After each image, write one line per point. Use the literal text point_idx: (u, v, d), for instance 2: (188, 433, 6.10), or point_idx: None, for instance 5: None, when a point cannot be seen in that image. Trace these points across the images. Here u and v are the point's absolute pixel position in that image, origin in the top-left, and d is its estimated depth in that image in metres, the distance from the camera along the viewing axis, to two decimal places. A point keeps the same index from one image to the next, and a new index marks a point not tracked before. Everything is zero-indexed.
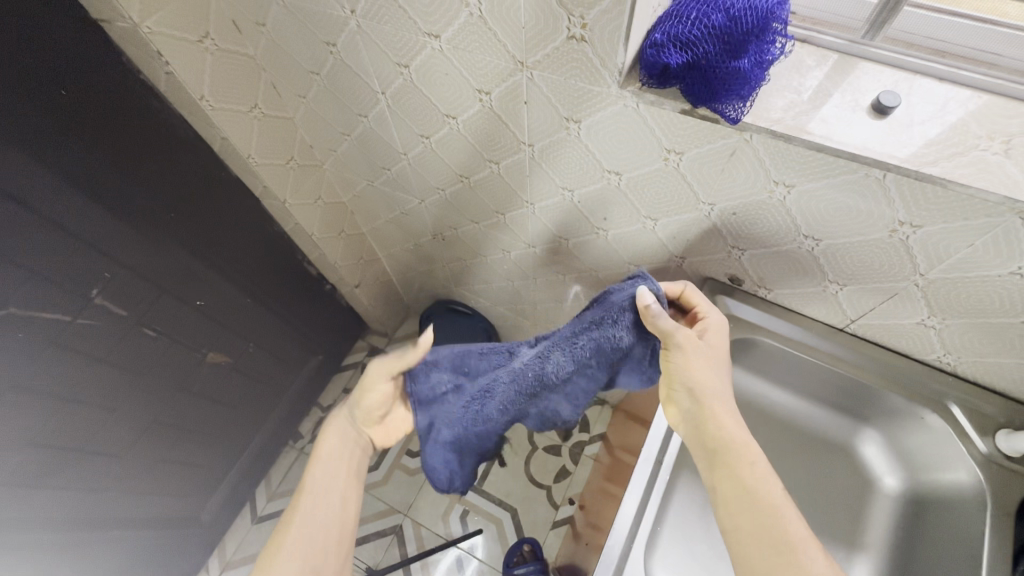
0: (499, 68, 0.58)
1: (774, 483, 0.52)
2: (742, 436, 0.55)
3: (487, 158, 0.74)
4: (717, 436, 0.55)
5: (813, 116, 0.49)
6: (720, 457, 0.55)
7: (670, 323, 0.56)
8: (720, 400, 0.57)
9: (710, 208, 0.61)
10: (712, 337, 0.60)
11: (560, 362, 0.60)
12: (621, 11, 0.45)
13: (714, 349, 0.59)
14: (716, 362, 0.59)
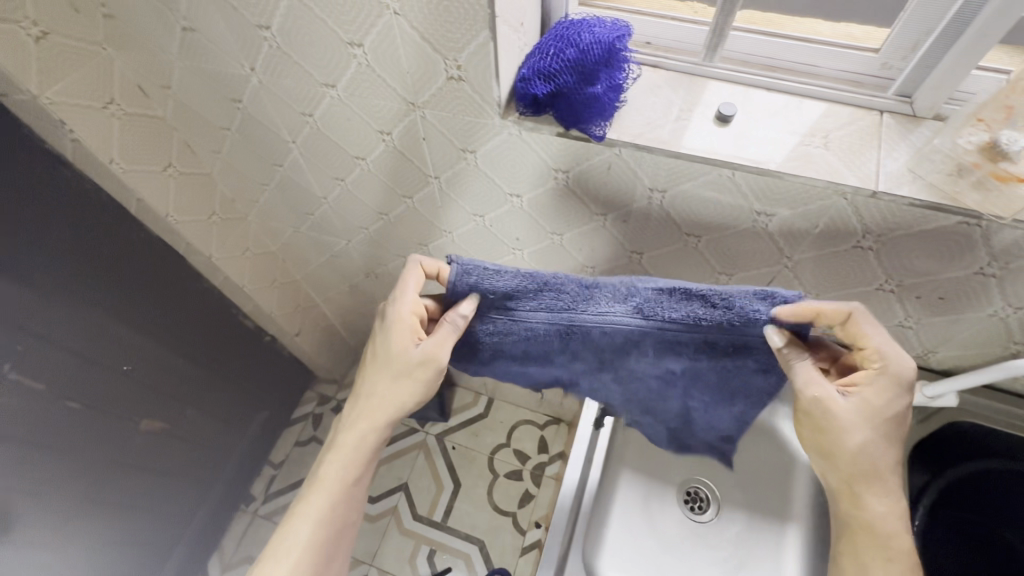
0: (395, 109, 0.62)
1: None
2: (894, 522, 0.58)
3: (400, 194, 0.79)
4: (862, 519, 0.58)
5: (668, 129, 0.56)
6: (859, 534, 0.59)
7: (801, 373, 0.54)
8: (880, 491, 0.57)
9: (604, 218, 0.67)
10: (863, 400, 0.55)
11: (649, 348, 0.62)
12: (486, 52, 0.51)
13: (866, 411, 0.55)
14: (871, 424, 0.55)
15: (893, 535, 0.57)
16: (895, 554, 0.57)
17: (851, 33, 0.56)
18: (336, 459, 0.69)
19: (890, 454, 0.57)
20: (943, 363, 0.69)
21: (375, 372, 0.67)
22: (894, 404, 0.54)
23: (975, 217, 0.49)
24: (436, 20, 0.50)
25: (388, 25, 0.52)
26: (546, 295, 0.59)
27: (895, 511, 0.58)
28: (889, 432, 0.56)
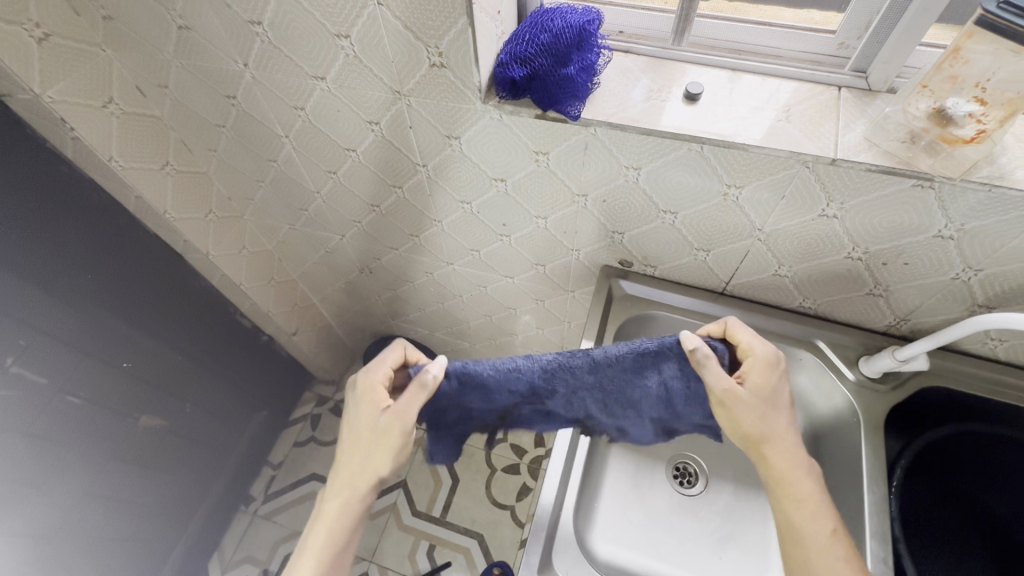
0: (381, 98, 0.66)
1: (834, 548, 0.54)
2: (804, 477, 0.57)
3: (390, 184, 0.82)
4: (774, 473, 0.58)
5: (639, 108, 0.59)
6: (774, 490, 0.58)
7: (716, 375, 0.58)
8: (773, 441, 0.58)
9: (584, 198, 0.70)
10: (754, 386, 0.59)
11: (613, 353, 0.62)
12: (464, 38, 0.54)
13: (759, 397, 0.58)
14: (766, 405, 0.59)
15: (804, 490, 0.57)
16: (807, 504, 0.56)
17: (811, 18, 0.60)
18: (329, 514, 0.64)
19: (784, 428, 0.59)
20: (915, 330, 0.72)
21: (352, 437, 0.65)
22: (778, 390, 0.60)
23: (928, 179, 0.52)
24: (417, 9, 0.53)
25: (372, 15, 0.55)
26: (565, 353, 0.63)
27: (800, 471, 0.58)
28: (781, 407, 0.59)
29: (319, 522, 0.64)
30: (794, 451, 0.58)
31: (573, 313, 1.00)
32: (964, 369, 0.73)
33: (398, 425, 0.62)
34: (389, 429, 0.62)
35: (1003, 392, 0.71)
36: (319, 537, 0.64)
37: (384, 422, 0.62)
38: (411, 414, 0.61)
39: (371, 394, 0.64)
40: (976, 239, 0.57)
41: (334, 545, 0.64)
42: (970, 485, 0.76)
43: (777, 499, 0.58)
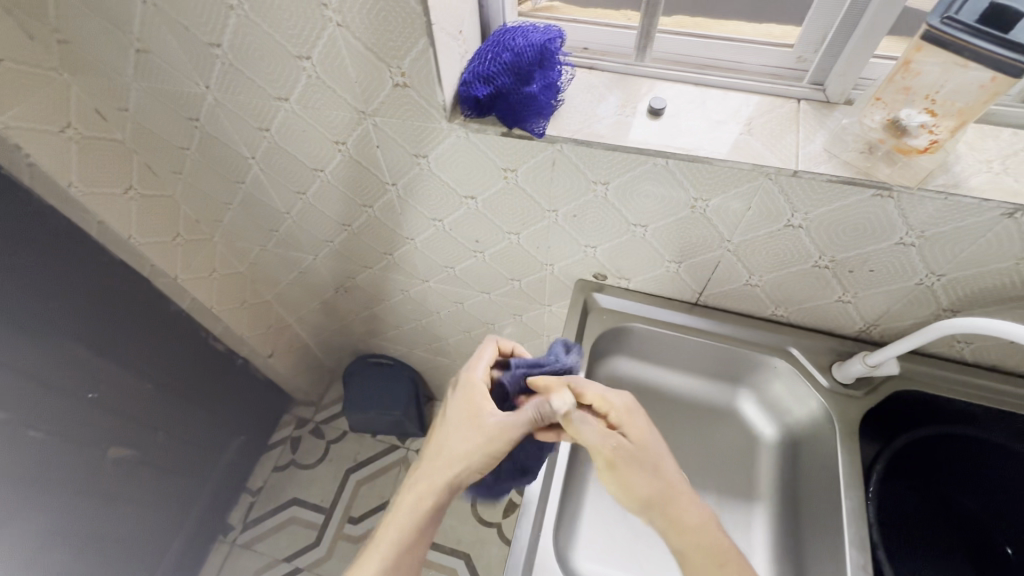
0: (347, 119, 0.65)
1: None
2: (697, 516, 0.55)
3: (361, 204, 0.81)
4: (684, 539, 0.55)
5: (603, 123, 0.59)
6: (694, 563, 0.54)
7: (593, 437, 0.57)
8: (678, 498, 0.55)
9: (555, 214, 0.70)
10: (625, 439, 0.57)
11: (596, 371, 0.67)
12: (426, 59, 0.54)
13: (640, 449, 0.57)
14: (654, 458, 0.57)
15: (725, 548, 0.54)
16: (735, 563, 0.53)
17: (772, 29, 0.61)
18: (410, 507, 0.59)
19: (666, 477, 0.56)
20: (884, 334, 0.73)
21: (449, 434, 0.60)
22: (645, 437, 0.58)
23: (887, 188, 0.53)
24: (378, 31, 0.53)
25: (332, 36, 0.55)
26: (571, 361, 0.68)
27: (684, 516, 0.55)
28: (668, 457, 0.58)
29: (397, 509, 0.60)
30: (693, 503, 0.56)
31: (551, 328, 1.00)
32: (932, 372, 0.74)
33: (501, 432, 0.58)
34: (488, 432, 0.58)
35: (972, 393, 0.73)
36: (396, 527, 0.58)
37: (484, 422, 0.59)
38: (519, 423, 0.58)
39: (472, 388, 0.62)
40: (936, 246, 0.58)
41: (409, 543, 0.58)
42: (945, 485, 0.77)
43: (704, 572, 0.53)
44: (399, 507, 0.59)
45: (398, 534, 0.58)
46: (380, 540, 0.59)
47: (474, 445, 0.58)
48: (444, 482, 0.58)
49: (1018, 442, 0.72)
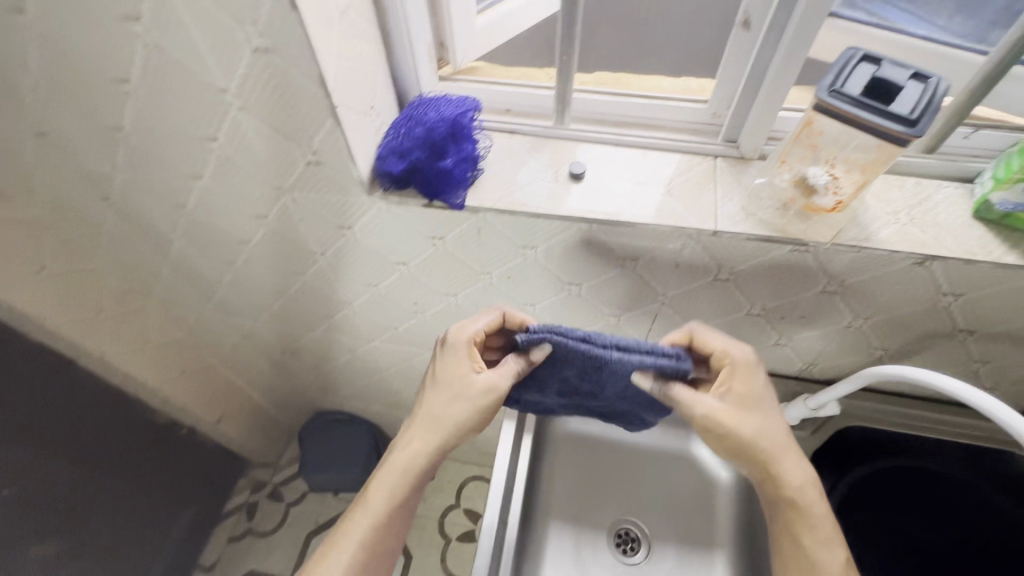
0: (264, 196, 0.63)
1: (829, 552, 0.56)
2: (801, 477, 0.57)
3: (292, 272, 0.78)
4: (788, 496, 0.57)
5: (525, 190, 0.59)
6: (790, 516, 0.57)
7: (690, 402, 0.54)
8: (785, 454, 0.56)
9: (489, 276, 0.69)
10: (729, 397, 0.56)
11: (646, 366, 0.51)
12: (335, 138, 0.53)
13: (742, 405, 0.56)
14: (756, 414, 0.56)
15: (816, 515, 0.56)
16: (819, 531, 0.56)
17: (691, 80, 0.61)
18: (406, 451, 0.58)
19: (769, 429, 0.56)
20: (824, 372, 0.74)
21: (437, 388, 0.59)
22: (752, 395, 0.56)
23: (804, 244, 0.54)
24: (282, 114, 0.51)
25: (236, 119, 0.53)
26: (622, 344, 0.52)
27: (802, 466, 0.57)
28: (767, 413, 0.57)
29: (392, 458, 0.59)
30: (793, 457, 0.57)
31: None
32: (886, 406, 0.74)
33: (485, 390, 0.56)
34: (477, 389, 0.56)
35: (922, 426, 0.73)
36: (390, 476, 0.59)
37: (472, 379, 0.57)
38: (501, 382, 0.56)
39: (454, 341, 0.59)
40: (858, 293, 0.59)
41: (410, 482, 0.59)
42: (906, 520, 0.76)
43: (791, 527, 0.57)
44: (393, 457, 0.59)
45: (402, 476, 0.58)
46: (374, 488, 0.59)
47: (461, 400, 0.57)
48: (445, 437, 0.58)
49: (959, 470, 0.73)
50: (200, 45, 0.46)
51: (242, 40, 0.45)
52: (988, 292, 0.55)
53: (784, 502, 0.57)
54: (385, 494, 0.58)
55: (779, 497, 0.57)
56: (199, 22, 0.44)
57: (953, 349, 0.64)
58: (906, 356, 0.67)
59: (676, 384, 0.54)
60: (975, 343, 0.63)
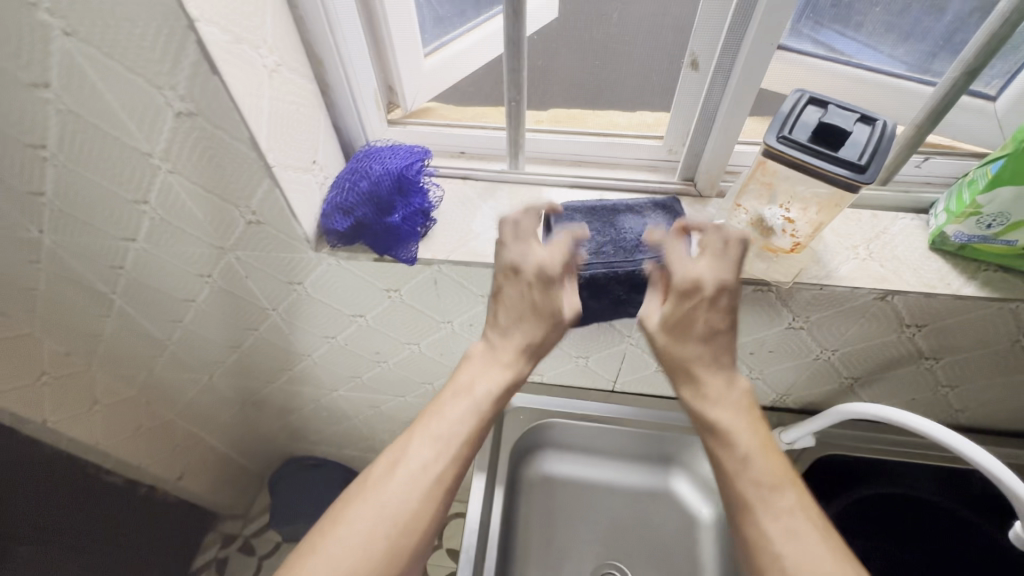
0: (205, 256, 0.59)
1: (779, 518, 0.47)
2: (732, 419, 0.50)
3: (245, 327, 0.74)
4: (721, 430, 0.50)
5: (479, 239, 0.57)
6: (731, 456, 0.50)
7: (681, 270, 0.50)
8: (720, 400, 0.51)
9: (450, 324, 0.66)
10: (667, 316, 0.51)
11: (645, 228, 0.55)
12: (274, 197, 0.50)
13: (718, 295, 0.50)
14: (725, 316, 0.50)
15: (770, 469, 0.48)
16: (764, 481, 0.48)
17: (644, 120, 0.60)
18: (469, 383, 0.53)
19: (708, 355, 0.51)
20: (798, 402, 0.73)
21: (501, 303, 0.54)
22: (714, 309, 0.50)
23: (767, 284, 0.53)
24: (215, 175, 0.48)
25: (166, 182, 0.49)
26: (615, 224, 0.56)
27: (736, 413, 0.51)
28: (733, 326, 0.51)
29: (458, 379, 0.54)
30: (734, 395, 0.51)
31: None
32: (869, 433, 0.74)
33: (540, 278, 0.51)
34: (534, 275, 0.51)
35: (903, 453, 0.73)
36: (456, 404, 0.52)
37: (523, 268, 0.52)
38: (554, 264, 0.51)
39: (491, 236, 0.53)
40: (825, 328, 0.58)
41: (473, 425, 0.52)
42: (898, 547, 0.72)
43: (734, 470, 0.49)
44: (456, 385, 0.53)
45: (457, 416, 0.52)
46: (436, 410, 0.52)
47: (522, 297, 0.52)
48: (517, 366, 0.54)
49: (940, 496, 0.72)
50: (117, 110, 0.43)
51: (162, 105, 0.42)
52: (952, 322, 0.55)
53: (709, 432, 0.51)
54: (450, 425, 0.51)
55: (732, 439, 0.50)
56: (114, 88, 0.41)
57: (921, 375, 0.64)
58: (876, 384, 0.67)
59: (675, 243, 0.51)
60: (942, 369, 0.62)
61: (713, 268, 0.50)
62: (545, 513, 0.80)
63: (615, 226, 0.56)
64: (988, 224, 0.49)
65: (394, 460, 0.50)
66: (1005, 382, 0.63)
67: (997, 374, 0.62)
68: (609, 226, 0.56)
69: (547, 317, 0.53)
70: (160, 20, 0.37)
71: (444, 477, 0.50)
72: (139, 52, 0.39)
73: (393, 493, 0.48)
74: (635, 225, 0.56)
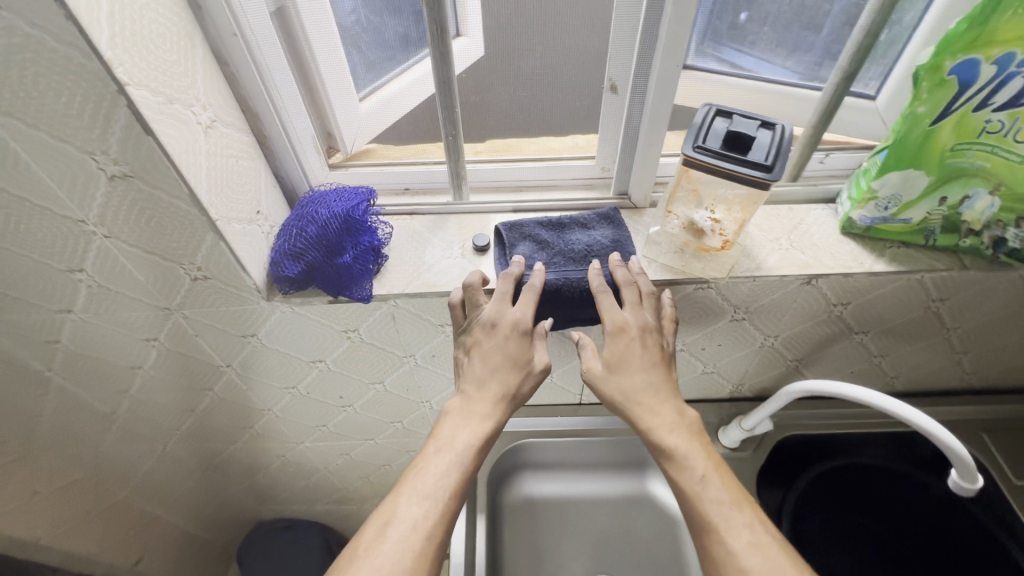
0: (150, 317, 0.57)
1: (741, 533, 0.45)
2: (684, 444, 0.50)
3: (198, 387, 0.71)
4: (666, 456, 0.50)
5: (432, 269, 0.58)
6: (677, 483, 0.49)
7: (609, 313, 0.52)
8: (661, 426, 0.51)
9: (413, 357, 0.66)
10: (608, 359, 0.53)
11: (591, 241, 0.58)
12: (220, 251, 0.49)
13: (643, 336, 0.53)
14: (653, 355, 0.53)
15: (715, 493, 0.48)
16: (714, 500, 0.47)
17: (576, 144, 0.64)
18: (450, 438, 0.50)
19: (651, 387, 0.52)
20: (752, 390, 0.77)
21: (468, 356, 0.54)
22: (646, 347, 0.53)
23: (707, 282, 0.57)
24: (155, 234, 0.47)
25: (103, 248, 0.48)
26: (567, 235, 0.58)
27: (687, 441, 0.51)
28: (661, 363, 0.54)
29: (438, 435, 0.51)
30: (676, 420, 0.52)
31: None
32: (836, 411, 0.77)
33: (514, 330, 0.52)
34: (511, 328, 0.52)
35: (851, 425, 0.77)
36: (439, 459, 0.49)
37: (500, 321, 0.52)
38: (529, 317, 0.52)
39: (455, 300, 0.55)
40: (765, 315, 0.62)
41: (462, 477, 0.49)
42: (861, 515, 0.78)
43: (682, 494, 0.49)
44: (437, 440, 0.50)
45: (445, 467, 0.49)
46: (418, 468, 0.49)
47: (499, 349, 0.52)
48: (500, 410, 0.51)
49: (893, 461, 0.76)
50: (46, 180, 0.42)
51: (94, 169, 0.42)
52: (872, 297, 0.60)
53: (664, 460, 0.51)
54: (438, 479, 0.48)
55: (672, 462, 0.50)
56: (40, 157, 0.40)
57: (854, 349, 0.69)
58: (817, 363, 0.72)
59: (598, 287, 0.53)
60: (872, 341, 0.68)
61: (636, 313, 0.53)
62: (529, 537, 0.79)
63: (566, 236, 0.58)
64: (886, 207, 0.55)
65: (382, 523, 0.46)
66: (927, 347, 0.70)
67: (919, 340, 0.68)
68: (562, 236, 0.58)
69: (521, 368, 0.52)
70: (88, 88, 0.37)
71: (437, 536, 0.46)
72: (66, 120, 0.38)
73: (384, 559, 0.43)
74: (584, 235, 0.58)
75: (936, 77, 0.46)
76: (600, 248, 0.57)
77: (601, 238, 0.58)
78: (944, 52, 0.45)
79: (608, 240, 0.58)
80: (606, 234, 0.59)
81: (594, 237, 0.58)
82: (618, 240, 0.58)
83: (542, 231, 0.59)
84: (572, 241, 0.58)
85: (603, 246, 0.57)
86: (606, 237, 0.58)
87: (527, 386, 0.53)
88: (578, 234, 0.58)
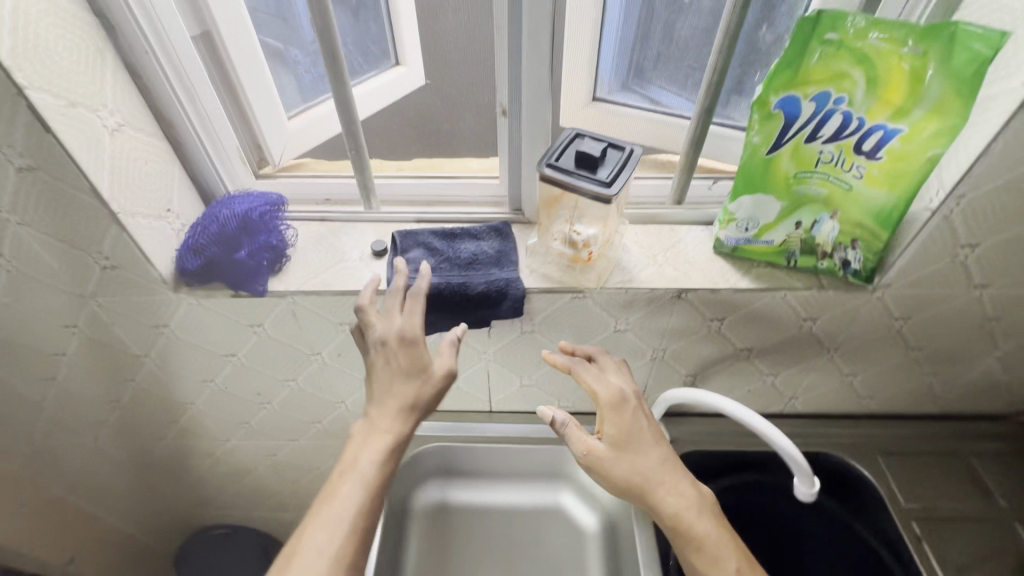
0: (67, 304, 0.62)
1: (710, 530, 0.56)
2: (705, 527, 0.56)
3: (120, 378, 0.75)
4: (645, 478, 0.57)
5: (330, 270, 0.63)
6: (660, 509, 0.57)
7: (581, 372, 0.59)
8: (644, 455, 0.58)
9: (320, 355, 0.70)
10: (613, 436, 0.57)
11: (477, 250, 0.63)
12: (124, 242, 0.54)
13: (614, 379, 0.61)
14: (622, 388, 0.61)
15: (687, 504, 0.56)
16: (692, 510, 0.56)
17: None
18: (354, 460, 0.53)
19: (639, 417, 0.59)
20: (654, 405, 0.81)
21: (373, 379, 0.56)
22: (647, 424, 0.58)
23: (581, 291, 0.61)
24: (63, 223, 0.52)
25: (16, 235, 0.53)
26: (456, 244, 0.63)
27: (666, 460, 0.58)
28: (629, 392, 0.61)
29: (344, 459, 0.53)
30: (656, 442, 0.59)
31: None
32: (739, 428, 0.80)
33: (401, 340, 0.54)
34: (398, 339, 0.55)
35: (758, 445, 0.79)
36: (345, 483, 0.51)
37: (388, 337, 0.55)
38: (414, 326, 0.55)
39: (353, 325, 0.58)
40: (646, 328, 0.66)
41: (368, 501, 0.51)
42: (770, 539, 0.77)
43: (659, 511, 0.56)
44: (342, 464, 0.52)
45: (349, 491, 0.51)
46: (328, 494, 0.51)
47: (390, 361, 0.54)
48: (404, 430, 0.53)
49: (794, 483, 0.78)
50: None
51: (3, 162, 0.47)
52: (743, 313, 0.65)
53: (683, 540, 0.56)
54: (343, 504, 0.50)
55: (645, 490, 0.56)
56: None
57: (743, 366, 0.73)
58: (711, 379, 0.75)
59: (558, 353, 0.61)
60: (758, 358, 0.72)
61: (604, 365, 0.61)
62: (437, 541, 0.81)
63: (456, 245, 0.63)
64: (746, 228, 0.60)
65: (292, 552, 0.48)
66: (812, 367, 0.73)
67: (803, 359, 0.72)
68: (451, 245, 0.63)
69: (417, 376, 0.54)
70: None
71: (345, 558, 0.48)
72: None
73: None
74: (472, 246, 0.63)
75: (765, 110, 0.51)
76: (484, 258, 0.62)
77: (487, 249, 0.63)
78: (768, 89, 0.50)
79: (493, 250, 0.63)
80: (493, 245, 0.64)
81: (480, 247, 0.63)
82: (502, 251, 0.63)
83: (434, 240, 0.64)
84: (460, 250, 0.63)
85: (486, 256, 0.62)
86: (492, 247, 0.63)
87: (428, 392, 0.54)
88: (466, 244, 0.63)
